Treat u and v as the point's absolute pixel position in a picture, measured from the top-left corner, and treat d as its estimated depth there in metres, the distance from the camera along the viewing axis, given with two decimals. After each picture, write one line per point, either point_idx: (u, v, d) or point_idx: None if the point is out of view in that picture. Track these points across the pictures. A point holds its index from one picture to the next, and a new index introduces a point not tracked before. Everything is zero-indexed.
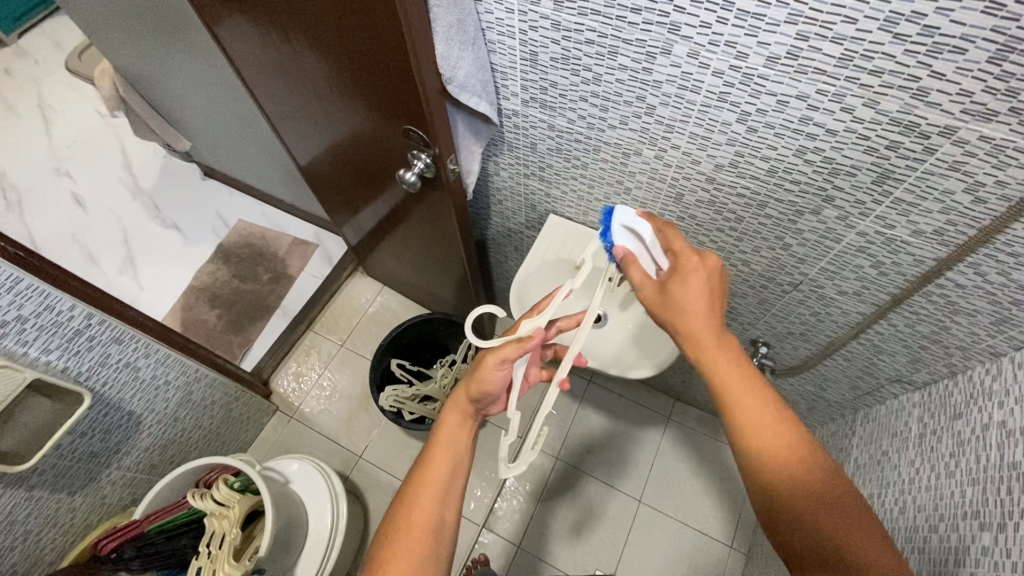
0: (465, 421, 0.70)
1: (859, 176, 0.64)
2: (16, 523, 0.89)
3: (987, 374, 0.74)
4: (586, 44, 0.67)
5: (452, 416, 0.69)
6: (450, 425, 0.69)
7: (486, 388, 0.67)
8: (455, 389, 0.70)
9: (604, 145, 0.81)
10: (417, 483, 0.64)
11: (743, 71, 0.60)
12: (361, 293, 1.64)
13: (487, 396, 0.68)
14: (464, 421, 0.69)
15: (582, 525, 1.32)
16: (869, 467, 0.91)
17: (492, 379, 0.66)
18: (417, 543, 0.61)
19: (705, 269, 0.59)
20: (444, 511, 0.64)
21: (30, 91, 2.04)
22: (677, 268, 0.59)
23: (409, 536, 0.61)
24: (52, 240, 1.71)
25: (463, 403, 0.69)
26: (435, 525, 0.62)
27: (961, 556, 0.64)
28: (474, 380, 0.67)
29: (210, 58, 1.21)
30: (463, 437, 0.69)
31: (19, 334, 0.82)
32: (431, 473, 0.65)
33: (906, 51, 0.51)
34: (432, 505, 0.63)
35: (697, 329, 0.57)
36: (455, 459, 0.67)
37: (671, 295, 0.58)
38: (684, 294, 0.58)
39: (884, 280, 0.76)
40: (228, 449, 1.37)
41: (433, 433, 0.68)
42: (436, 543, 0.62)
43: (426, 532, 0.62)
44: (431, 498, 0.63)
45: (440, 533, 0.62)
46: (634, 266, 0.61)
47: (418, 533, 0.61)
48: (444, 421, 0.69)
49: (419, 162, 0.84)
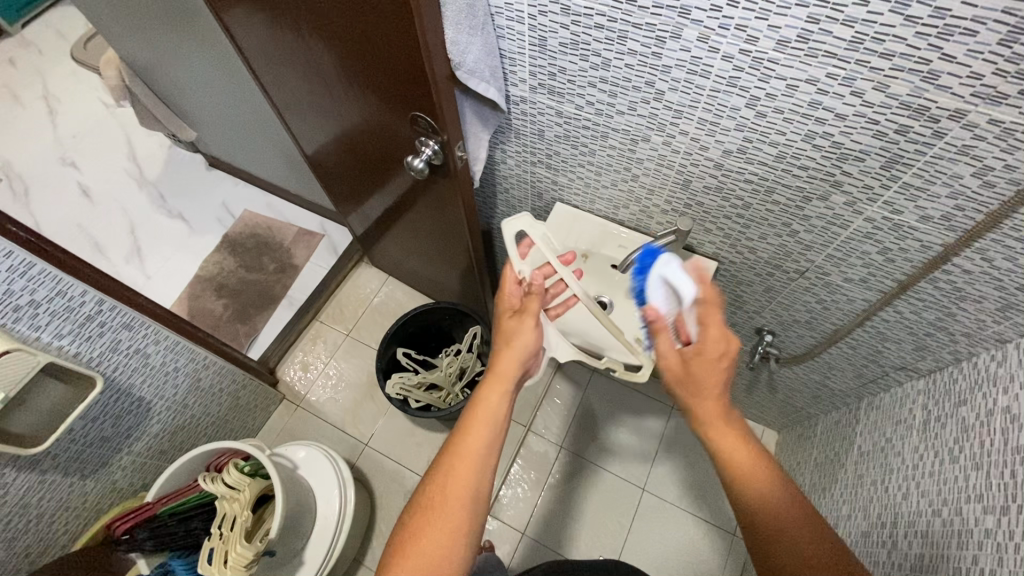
0: (506, 393, 0.66)
1: (867, 162, 0.64)
2: (31, 504, 0.91)
3: (992, 360, 0.74)
4: (595, 29, 0.67)
5: (491, 385, 0.66)
6: (492, 395, 0.65)
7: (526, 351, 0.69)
8: (496, 361, 0.68)
9: (612, 132, 0.81)
10: (453, 455, 0.61)
11: (753, 55, 0.60)
12: (366, 283, 1.64)
13: (529, 356, 0.70)
14: (505, 392, 0.66)
15: (583, 510, 1.33)
16: (872, 454, 0.92)
17: (529, 334, 0.70)
18: (453, 514, 0.58)
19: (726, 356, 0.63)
20: (481, 482, 0.60)
21: (36, 81, 2.04)
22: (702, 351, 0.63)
23: (446, 507, 0.58)
24: (59, 229, 1.72)
25: (504, 373, 0.67)
26: (473, 496, 0.59)
27: (964, 539, 0.64)
28: (515, 343, 0.69)
29: (215, 46, 1.21)
30: (505, 393, 0.66)
31: (32, 319, 0.83)
32: (468, 444, 0.62)
33: (917, 33, 0.51)
34: (470, 476, 0.60)
35: (705, 404, 0.64)
36: (494, 429, 0.63)
37: (690, 372, 0.64)
38: (705, 375, 0.63)
39: (891, 267, 0.76)
40: (236, 436, 1.39)
41: (472, 402, 0.65)
42: (471, 517, 0.58)
43: (463, 506, 0.58)
44: (468, 469, 0.60)
45: (476, 503, 0.59)
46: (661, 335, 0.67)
47: (456, 501, 0.58)
48: (484, 393, 0.65)
49: (427, 149, 0.84)
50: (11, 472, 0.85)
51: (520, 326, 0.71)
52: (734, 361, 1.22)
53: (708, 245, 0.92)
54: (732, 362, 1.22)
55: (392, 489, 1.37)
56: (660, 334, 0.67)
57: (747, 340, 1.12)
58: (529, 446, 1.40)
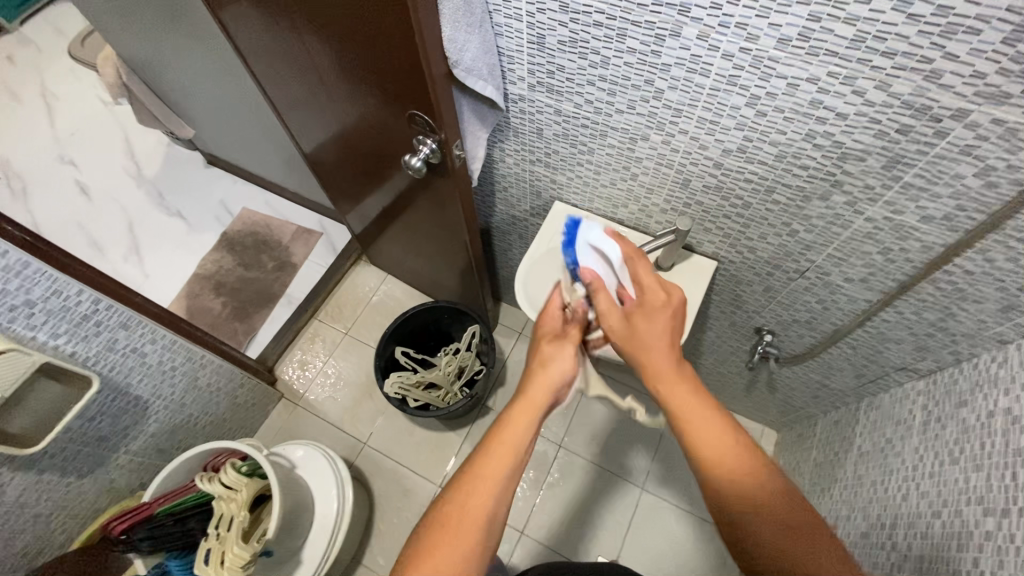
0: (533, 421, 0.63)
1: (868, 161, 0.64)
2: (27, 504, 0.91)
3: (993, 361, 0.74)
4: (594, 27, 0.66)
5: (520, 410, 0.63)
6: (519, 420, 0.63)
7: (557, 381, 0.65)
8: (527, 385, 0.65)
9: (611, 130, 0.80)
10: (474, 475, 0.59)
11: (753, 53, 0.59)
12: (365, 282, 1.64)
13: (564, 386, 0.66)
14: (530, 420, 0.63)
15: (582, 509, 1.33)
16: (872, 455, 0.92)
17: (567, 363, 0.66)
18: (467, 536, 0.57)
19: (668, 310, 0.65)
20: (499, 508, 0.59)
21: (33, 79, 2.03)
22: (643, 304, 0.66)
23: (460, 529, 0.57)
24: (57, 228, 1.72)
25: (534, 399, 0.64)
26: (488, 521, 0.58)
27: (964, 541, 0.64)
28: (549, 367, 0.66)
29: (212, 43, 1.20)
30: (533, 420, 0.63)
31: (28, 319, 0.83)
32: (489, 467, 0.60)
33: (919, 32, 0.50)
34: (487, 500, 0.58)
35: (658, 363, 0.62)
36: (516, 456, 0.61)
37: (634, 329, 0.64)
38: (650, 328, 0.64)
39: (892, 267, 0.76)
40: (235, 434, 1.39)
41: (497, 424, 0.62)
42: (484, 542, 0.57)
43: (478, 529, 0.57)
44: (487, 493, 0.58)
45: (490, 528, 0.58)
46: (601, 294, 0.68)
47: (472, 525, 0.57)
48: (511, 415, 0.63)
49: (424, 148, 0.83)
50: (7, 472, 0.85)
51: (554, 352, 0.67)
52: (733, 361, 1.22)
53: (707, 244, 0.92)
54: (732, 361, 1.21)
55: (390, 488, 1.37)
56: (599, 293, 0.68)
57: (747, 340, 1.11)
58: None
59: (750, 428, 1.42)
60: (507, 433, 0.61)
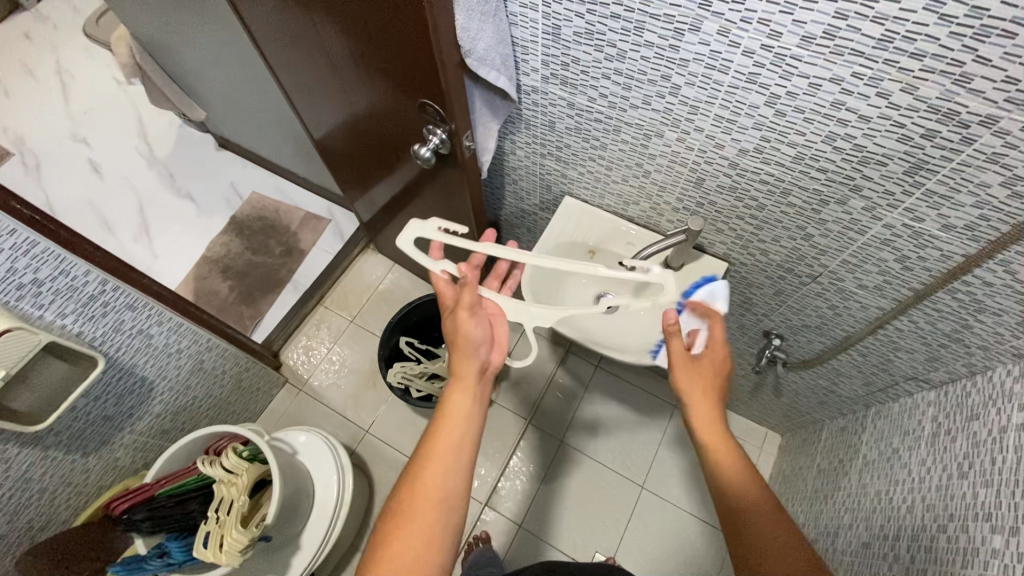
0: (469, 390, 0.67)
1: (890, 166, 0.62)
2: (33, 479, 0.92)
3: (1007, 375, 0.72)
4: (612, 19, 0.64)
5: (456, 387, 0.67)
6: (456, 395, 0.66)
7: (473, 340, 0.70)
8: (454, 362, 0.69)
9: (625, 125, 0.78)
10: (422, 456, 0.62)
11: (775, 51, 0.57)
12: (372, 270, 1.64)
13: (483, 346, 0.71)
14: (466, 390, 0.67)
15: (580, 505, 1.33)
16: (878, 464, 0.90)
17: (472, 326, 0.71)
18: (425, 515, 0.58)
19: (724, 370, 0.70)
20: (453, 481, 0.61)
21: (49, 56, 2.04)
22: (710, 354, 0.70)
23: (418, 508, 0.58)
24: (69, 205, 1.73)
25: (466, 372, 0.68)
26: (444, 497, 0.60)
27: (969, 558, 0.63)
28: (464, 339, 0.70)
29: (224, 24, 1.19)
30: (471, 392, 0.67)
31: (35, 297, 0.83)
32: (435, 446, 0.62)
33: (950, 34, 0.48)
34: (441, 476, 0.61)
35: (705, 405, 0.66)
36: (464, 428, 0.64)
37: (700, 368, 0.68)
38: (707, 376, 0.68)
39: (908, 275, 0.74)
40: (239, 417, 1.40)
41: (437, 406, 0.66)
42: (445, 518, 0.59)
43: (436, 507, 0.59)
44: (440, 470, 0.61)
45: (449, 503, 0.60)
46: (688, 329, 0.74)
47: (425, 504, 0.59)
48: (448, 391, 0.67)
49: (434, 138, 0.82)
50: (13, 448, 0.86)
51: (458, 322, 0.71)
52: (740, 363, 1.20)
53: (719, 245, 0.90)
54: (739, 363, 1.20)
55: (391, 477, 1.38)
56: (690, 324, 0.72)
57: (754, 343, 1.10)
58: (528, 438, 1.40)
59: (753, 432, 1.41)
60: (450, 408, 0.65)
